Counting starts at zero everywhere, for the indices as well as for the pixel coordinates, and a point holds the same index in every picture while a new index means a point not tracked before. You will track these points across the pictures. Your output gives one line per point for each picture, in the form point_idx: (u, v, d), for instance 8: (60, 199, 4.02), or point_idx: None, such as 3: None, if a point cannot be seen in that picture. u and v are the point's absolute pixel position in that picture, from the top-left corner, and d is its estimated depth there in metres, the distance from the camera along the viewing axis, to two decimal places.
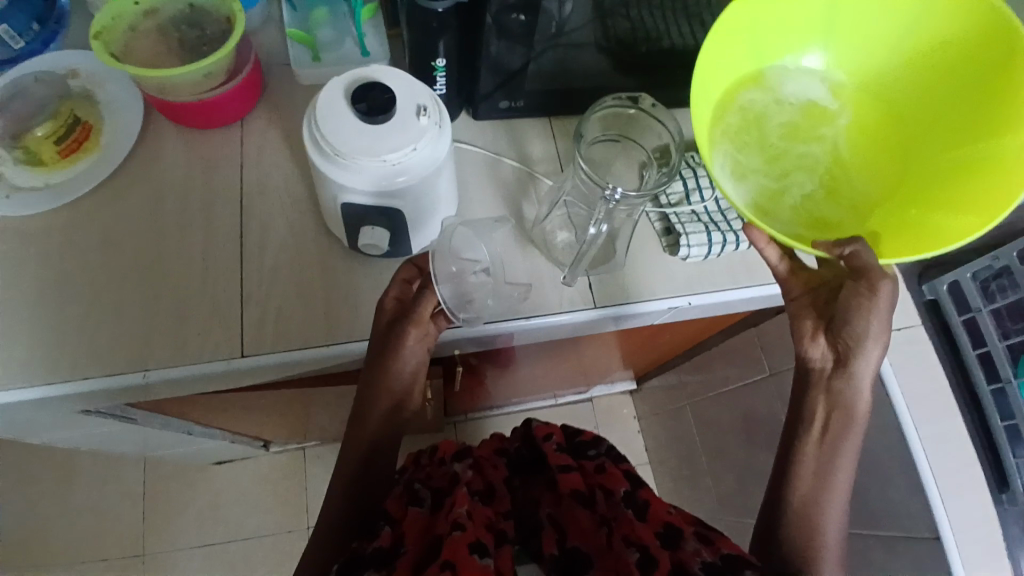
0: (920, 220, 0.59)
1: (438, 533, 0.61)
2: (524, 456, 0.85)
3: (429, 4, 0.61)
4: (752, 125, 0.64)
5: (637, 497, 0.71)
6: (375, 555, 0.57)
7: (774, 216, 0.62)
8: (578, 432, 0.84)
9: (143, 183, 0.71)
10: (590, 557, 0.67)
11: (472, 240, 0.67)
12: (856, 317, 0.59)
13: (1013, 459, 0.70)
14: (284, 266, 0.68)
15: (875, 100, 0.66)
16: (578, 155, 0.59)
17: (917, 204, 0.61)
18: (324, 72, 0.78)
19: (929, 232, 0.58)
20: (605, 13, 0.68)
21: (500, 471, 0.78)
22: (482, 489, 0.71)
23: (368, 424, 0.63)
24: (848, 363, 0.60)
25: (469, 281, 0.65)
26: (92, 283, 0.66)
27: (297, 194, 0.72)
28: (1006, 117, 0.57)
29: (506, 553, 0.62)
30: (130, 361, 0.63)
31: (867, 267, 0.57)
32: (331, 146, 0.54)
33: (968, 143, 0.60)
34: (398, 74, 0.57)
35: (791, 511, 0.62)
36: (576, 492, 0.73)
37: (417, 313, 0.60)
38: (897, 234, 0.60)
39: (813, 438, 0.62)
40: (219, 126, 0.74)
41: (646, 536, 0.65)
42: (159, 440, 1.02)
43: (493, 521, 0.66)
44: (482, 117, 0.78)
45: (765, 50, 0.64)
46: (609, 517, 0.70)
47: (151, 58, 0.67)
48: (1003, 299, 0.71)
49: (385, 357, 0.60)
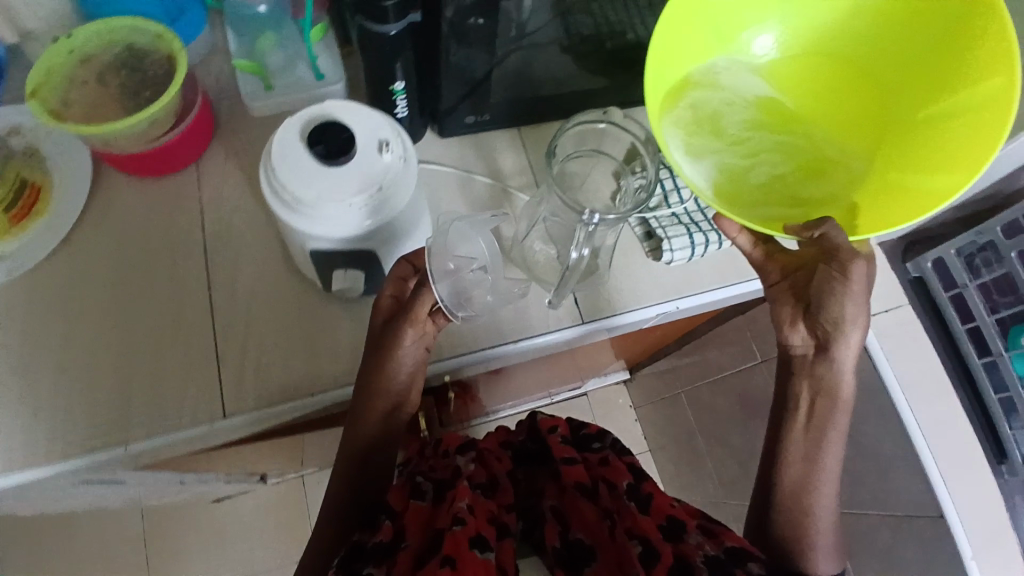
0: (902, 186, 0.52)
1: (438, 528, 0.57)
2: (528, 449, 0.78)
3: (380, 28, 0.58)
4: (704, 108, 0.57)
5: (640, 490, 0.63)
6: (373, 550, 0.55)
7: (742, 204, 0.55)
8: (583, 424, 0.75)
9: (99, 242, 0.69)
10: (592, 549, 0.64)
11: (467, 234, 0.60)
12: (831, 299, 0.53)
13: (1010, 432, 0.80)
14: (257, 316, 0.68)
15: (837, 59, 0.58)
16: (551, 177, 0.56)
17: (898, 169, 0.53)
18: (278, 102, 0.74)
19: (914, 199, 0.50)
20: (566, 10, 0.63)
21: (504, 463, 0.72)
22: (485, 482, 0.66)
23: (367, 420, 0.61)
24: (828, 349, 0.55)
25: (467, 280, 0.58)
26: (62, 354, 0.65)
27: (266, 240, 0.71)
28: (985, 59, 0.50)
29: (509, 546, 0.60)
30: (109, 430, 0.62)
31: (834, 248, 0.51)
32: (291, 195, 0.52)
33: (946, 94, 0.52)
34: (353, 108, 0.54)
35: (782, 505, 0.59)
36: (580, 485, 0.67)
37: (414, 311, 0.57)
38: (879, 206, 0.53)
39: (799, 429, 0.58)
40: (174, 172, 0.72)
41: (649, 528, 0.60)
42: (151, 490, 0.99)
43: (496, 514, 0.62)
44: (448, 134, 0.76)
45: (709, 23, 0.56)
46: (612, 508, 0.65)
47: (93, 110, 0.64)
48: (989, 275, 0.78)
49: (383, 355, 0.58)
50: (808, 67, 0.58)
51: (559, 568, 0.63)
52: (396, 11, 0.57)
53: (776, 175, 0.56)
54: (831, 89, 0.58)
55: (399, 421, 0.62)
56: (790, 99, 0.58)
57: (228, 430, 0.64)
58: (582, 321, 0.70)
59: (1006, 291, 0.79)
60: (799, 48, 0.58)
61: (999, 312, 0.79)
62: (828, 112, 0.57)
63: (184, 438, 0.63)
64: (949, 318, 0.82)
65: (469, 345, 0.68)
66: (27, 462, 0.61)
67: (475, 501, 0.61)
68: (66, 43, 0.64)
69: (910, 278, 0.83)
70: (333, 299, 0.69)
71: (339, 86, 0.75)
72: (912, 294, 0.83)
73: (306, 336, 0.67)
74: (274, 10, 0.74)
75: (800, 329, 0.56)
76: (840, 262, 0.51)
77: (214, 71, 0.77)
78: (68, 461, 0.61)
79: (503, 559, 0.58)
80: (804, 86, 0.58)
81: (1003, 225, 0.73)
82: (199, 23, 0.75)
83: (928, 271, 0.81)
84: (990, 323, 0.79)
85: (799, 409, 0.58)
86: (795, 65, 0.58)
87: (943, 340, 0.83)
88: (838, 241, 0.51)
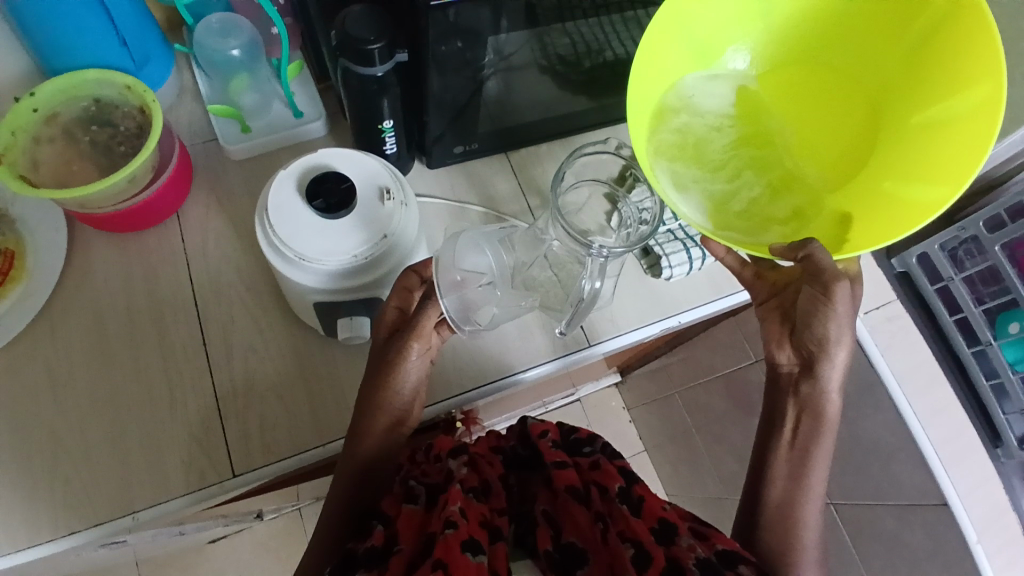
0: (889, 198, 0.53)
1: (430, 533, 0.51)
2: (520, 457, 0.66)
3: (367, 70, 0.57)
4: (689, 130, 0.57)
5: (631, 493, 0.56)
6: (361, 559, 0.49)
7: (730, 226, 0.55)
8: (573, 427, 0.67)
9: (81, 305, 0.67)
10: (585, 553, 0.53)
11: (476, 246, 0.58)
12: (814, 319, 0.54)
13: (1002, 416, 0.85)
14: (256, 372, 0.65)
15: (817, 73, 0.58)
16: (555, 208, 0.55)
17: (882, 181, 0.54)
18: (258, 144, 0.73)
19: (899, 211, 0.52)
20: (541, 34, 0.61)
21: (495, 470, 0.62)
22: (478, 487, 0.57)
23: (368, 439, 0.58)
24: (813, 368, 0.56)
25: (474, 294, 0.56)
26: (52, 428, 0.62)
27: (257, 287, 0.69)
28: (966, 71, 0.50)
29: (503, 550, 0.51)
30: (111, 505, 0.60)
31: (818, 271, 0.51)
32: (292, 251, 0.53)
33: (928, 105, 0.53)
34: (351, 157, 0.56)
35: (771, 524, 0.57)
36: (572, 489, 0.57)
37: (420, 326, 0.56)
38: (867, 219, 0.54)
39: (782, 451, 0.58)
40: (154, 225, 0.70)
41: (640, 531, 0.52)
42: (148, 544, 0.95)
43: (489, 518, 0.54)
44: (436, 165, 0.75)
45: (691, 46, 0.56)
46: (604, 512, 0.56)
47: (65, 170, 0.63)
48: (971, 268, 0.85)
49: (389, 370, 0.57)
50: (787, 83, 0.59)
51: None
52: (381, 53, 0.56)
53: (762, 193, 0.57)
54: (812, 103, 0.59)
55: (401, 439, 0.60)
56: (770, 116, 0.59)
57: (238, 489, 0.62)
58: (560, 354, 0.71)
59: (989, 282, 0.87)
60: (778, 65, 0.59)
61: (985, 302, 0.87)
62: (810, 126, 0.58)
63: (193, 504, 0.61)
64: (937, 310, 0.89)
65: (476, 379, 0.69)
66: (26, 546, 0.58)
67: (468, 505, 0.53)
68: (29, 102, 0.62)
69: (896, 273, 0.91)
70: (336, 345, 0.67)
71: (318, 122, 0.74)
72: (899, 287, 0.90)
73: (310, 385, 0.65)
74: (247, 52, 0.70)
75: (786, 347, 0.57)
76: (828, 283, 0.51)
77: (188, 117, 0.75)
78: (72, 539, 0.59)
79: (495, 563, 0.49)
80: (785, 101, 0.59)
81: (984, 220, 0.81)
82: (164, 70, 0.72)
83: (914, 264, 0.89)
84: (977, 313, 0.85)
85: (788, 428, 0.58)
86: (775, 81, 0.59)
87: (932, 331, 0.89)
88: (822, 263, 0.51)
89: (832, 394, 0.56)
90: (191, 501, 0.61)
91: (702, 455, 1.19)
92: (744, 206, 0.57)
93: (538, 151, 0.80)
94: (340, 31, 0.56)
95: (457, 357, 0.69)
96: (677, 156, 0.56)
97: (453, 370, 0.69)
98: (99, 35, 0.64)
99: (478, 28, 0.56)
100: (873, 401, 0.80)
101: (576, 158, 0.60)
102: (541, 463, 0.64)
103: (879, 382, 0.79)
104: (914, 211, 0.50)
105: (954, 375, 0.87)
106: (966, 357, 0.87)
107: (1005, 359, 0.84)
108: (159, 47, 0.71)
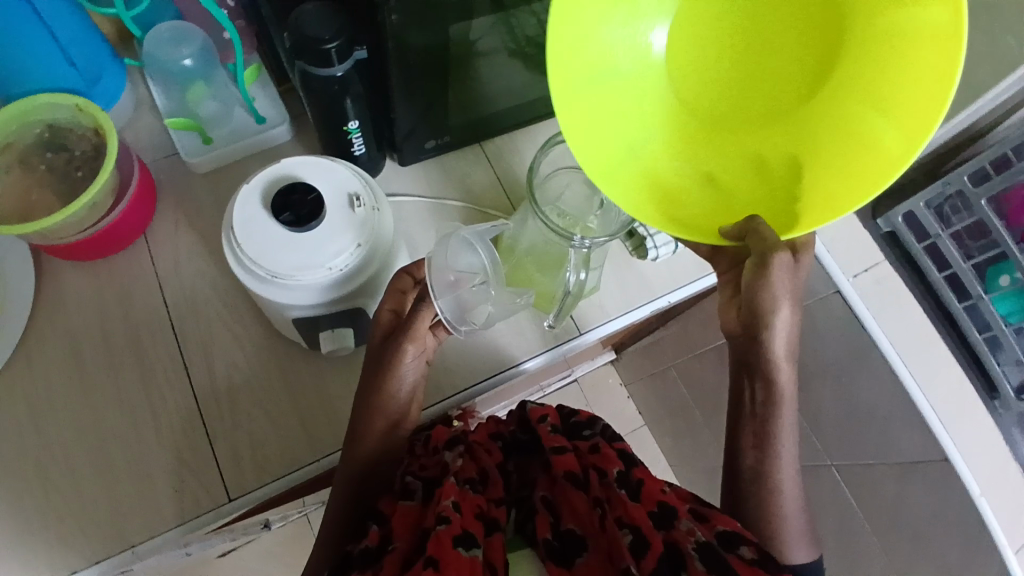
0: (850, 141, 0.45)
1: (427, 527, 0.50)
2: (520, 441, 0.64)
3: (326, 71, 0.55)
4: (598, 127, 0.48)
5: (631, 476, 0.55)
6: (356, 559, 0.48)
7: (681, 205, 0.50)
8: (574, 410, 0.66)
9: (56, 335, 0.65)
10: (584, 540, 0.52)
11: (467, 242, 0.57)
12: (758, 292, 0.51)
13: (998, 368, 0.86)
14: (241, 391, 0.64)
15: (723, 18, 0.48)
16: (536, 201, 0.55)
17: (850, 121, 0.45)
18: (221, 154, 0.70)
19: (853, 157, 0.45)
20: (506, 16, 0.59)
21: (494, 458, 0.60)
22: (475, 477, 0.55)
23: (366, 441, 0.57)
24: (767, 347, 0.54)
25: (469, 294, 0.55)
26: (40, 465, 0.60)
27: (235, 303, 0.67)
28: None
29: (500, 542, 0.50)
30: (106, 540, 0.58)
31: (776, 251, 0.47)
32: (264, 269, 0.51)
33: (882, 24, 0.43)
34: (317, 162, 0.54)
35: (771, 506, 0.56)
36: (570, 475, 0.56)
37: (414, 328, 0.55)
38: (830, 166, 0.46)
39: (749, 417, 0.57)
40: (122, 248, 0.68)
41: (638, 515, 0.50)
42: (153, 566, 0.94)
43: (486, 509, 0.52)
44: (409, 161, 0.74)
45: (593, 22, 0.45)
46: (603, 497, 0.54)
47: (23, 201, 0.61)
48: (957, 224, 0.85)
49: (383, 376, 0.56)
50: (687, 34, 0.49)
51: (551, 565, 0.50)
52: (340, 51, 0.54)
53: (688, 163, 0.50)
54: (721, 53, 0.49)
55: (402, 439, 0.59)
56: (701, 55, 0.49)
57: (235, 511, 0.61)
58: (552, 345, 0.70)
59: (977, 236, 0.87)
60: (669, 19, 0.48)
61: (974, 257, 0.87)
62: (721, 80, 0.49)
63: (192, 529, 0.60)
64: (926, 268, 0.89)
65: (470, 378, 0.68)
66: None
67: (463, 498, 0.51)
68: None
69: (883, 233, 0.91)
70: (321, 357, 0.65)
71: (282, 127, 0.72)
72: (887, 247, 0.90)
73: (298, 401, 0.64)
74: (199, 60, 0.67)
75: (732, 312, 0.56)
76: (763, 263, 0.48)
77: (147, 132, 0.73)
78: None
79: (493, 556, 0.49)
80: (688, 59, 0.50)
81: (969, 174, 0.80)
82: (117, 87, 0.69)
83: (900, 223, 0.89)
84: (966, 269, 0.85)
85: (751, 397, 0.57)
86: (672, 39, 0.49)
87: (923, 289, 0.89)
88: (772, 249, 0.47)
89: (782, 362, 0.54)
90: (191, 527, 0.60)
91: (701, 426, 1.19)
92: (670, 188, 0.50)
93: (513, 139, 0.78)
94: (294, 32, 0.53)
95: (447, 359, 0.68)
96: (602, 156, 0.48)
97: (443, 371, 0.67)
98: (46, 54, 0.61)
99: (439, 14, 0.54)
100: (866, 365, 0.80)
101: (551, 146, 0.58)
102: (540, 452, 0.62)
103: (871, 344, 0.80)
104: (864, 165, 0.44)
105: (946, 330, 0.88)
106: (958, 312, 0.87)
107: (997, 312, 0.85)
108: (110, 61, 0.68)
